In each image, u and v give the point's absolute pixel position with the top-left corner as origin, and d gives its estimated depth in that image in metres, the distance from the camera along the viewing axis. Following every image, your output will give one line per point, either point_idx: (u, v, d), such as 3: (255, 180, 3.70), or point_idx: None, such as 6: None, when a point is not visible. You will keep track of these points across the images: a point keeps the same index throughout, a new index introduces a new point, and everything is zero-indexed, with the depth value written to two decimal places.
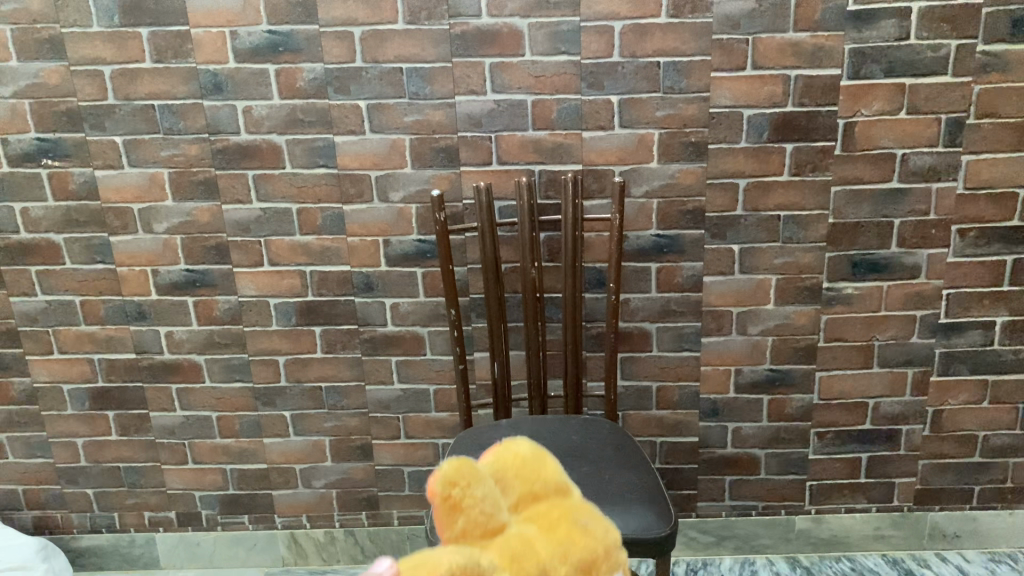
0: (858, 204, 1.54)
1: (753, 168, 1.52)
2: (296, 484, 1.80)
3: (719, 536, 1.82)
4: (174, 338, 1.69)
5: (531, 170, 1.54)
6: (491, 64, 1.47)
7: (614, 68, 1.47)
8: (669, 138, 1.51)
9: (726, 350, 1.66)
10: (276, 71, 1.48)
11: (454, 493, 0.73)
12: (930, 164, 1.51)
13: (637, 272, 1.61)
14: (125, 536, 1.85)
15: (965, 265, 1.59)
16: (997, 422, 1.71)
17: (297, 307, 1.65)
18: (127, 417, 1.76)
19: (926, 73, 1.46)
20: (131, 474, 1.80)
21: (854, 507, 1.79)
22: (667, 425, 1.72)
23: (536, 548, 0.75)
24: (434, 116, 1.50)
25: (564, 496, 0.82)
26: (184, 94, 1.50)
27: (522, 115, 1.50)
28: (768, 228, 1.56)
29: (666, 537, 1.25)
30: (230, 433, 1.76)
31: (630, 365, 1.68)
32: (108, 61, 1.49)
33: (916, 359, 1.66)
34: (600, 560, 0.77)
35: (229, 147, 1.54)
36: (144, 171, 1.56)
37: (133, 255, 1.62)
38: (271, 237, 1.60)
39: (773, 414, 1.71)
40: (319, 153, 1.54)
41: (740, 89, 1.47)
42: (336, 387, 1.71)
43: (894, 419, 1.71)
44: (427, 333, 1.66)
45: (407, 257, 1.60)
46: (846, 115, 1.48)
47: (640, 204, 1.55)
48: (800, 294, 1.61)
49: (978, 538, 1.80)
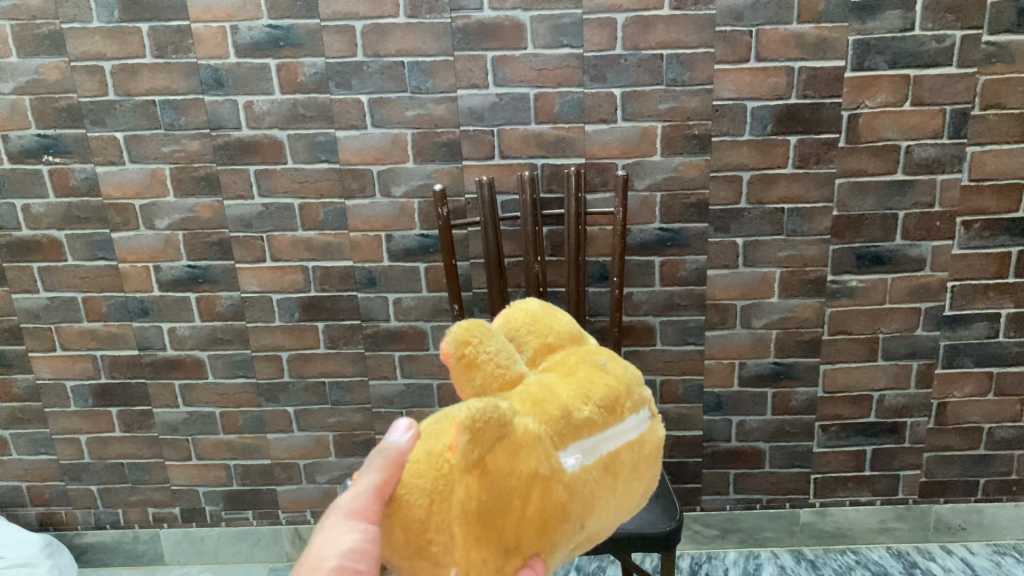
0: (862, 196, 1.53)
1: (757, 161, 1.52)
2: (300, 480, 1.80)
3: (724, 529, 1.82)
4: (177, 334, 1.69)
5: (533, 164, 1.53)
6: (493, 57, 1.46)
7: (616, 61, 1.46)
8: (672, 131, 1.50)
9: (730, 343, 1.65)
10: (277, 66, 1.48)
11: (466, 351, 0.55)
12: (935, 155, 1.51)
13: (640, 266, 1.60)
14: (130, 532, 1.85)
15: (970, 257, 1.58)
16: (1002, 414, 1.70)
17: (300, 303, 1.65)
18: (130, 413, 1.75)
19: (931, 65, 1.45)
20: (135, 470, 1.80)
21: (859, 500, 1.79)
22: (671, 419, 1.72)
23: (560, 391, 0.56)
24: (436, 110, 1.50)
25: (581, 345, 0.62)
26: (184, 89, 1.50)
27: (524, 108, 1.49)
28: (772, 221, 1.56)
29: (671, 531, 1.26)
30: (233, 429, 1.76)
31: (633, 359, 1.67)
32: (108, 56, 1.48)
33: (920, 352, 1.65)
34: (624, 395, 0.58)
35: (230, 142, 1.53)
36: (146, 167, 1.56)
37: (134, 251, 1.62)
38: (273, 232, 1.59)
39: (777, 407, 1.71)
40: (321, 148, 1.53)
41: (743, 81, 1.46)
42: (339, 382, 1.71)
43: (899, 412, 1.70)
44: (430, 329, 1.66)
45: (410, 252, 1.60)
46: (850, 107, 1.48)
47: (643, 198, 1.55)
48: (804, 287, 1.60)
49: (983, 530, 1.80)
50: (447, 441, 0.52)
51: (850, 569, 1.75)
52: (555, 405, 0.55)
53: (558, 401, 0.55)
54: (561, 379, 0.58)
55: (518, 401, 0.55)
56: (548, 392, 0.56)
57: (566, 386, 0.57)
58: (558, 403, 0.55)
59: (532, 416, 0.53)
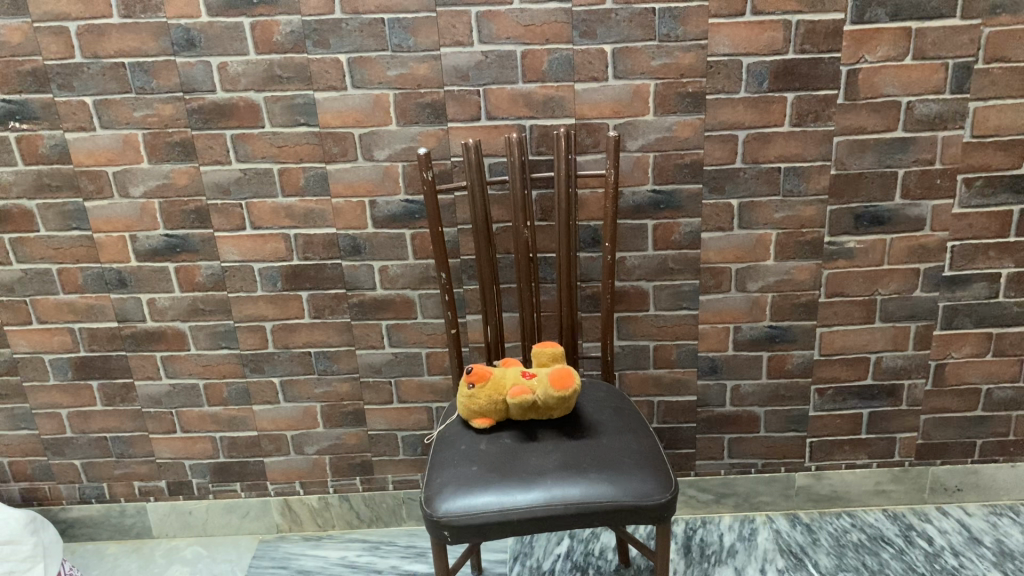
0: (861, 154, 1.49)
1: (753, 119, 1.46)
2: (288, 451, 1.77)
3: (718, 494, 1.80)
4: (157, 306, 1.64)
5: (521, 125, 1.48)
6: (478, 13, 1.40)
7: (607, 16, 1.40)
8: (665, 88, 1.44)
9: (725, 308, 1.62)
10: (251, 25, 1.41)
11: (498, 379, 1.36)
12: (937, 111, 1.45)
13: (632, 230, 1.55)
14: (116, 506, 1.82)
15: (971, 216, 1.54)
16: (1000, 375, 1.68)
17: (282, 272, 1.60)
18: (111, 387, 1.71)
19: (934, 16, 1.39)
20: (119, 444, 1.77)
21: (855, 462, 1.77)
22: (665, 384, 1.69)
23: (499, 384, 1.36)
24: (419, 69, 1.44)
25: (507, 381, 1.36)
26: (155, 50, 1.43)
27: (511, 66, 1.43)
28: (768, 181, 1.51)
29: (666, 503, 1.22)
30: (218, 401, 1.72)
31: (626, 325, 1.63)
32: (72, 16, 1.41)
33: (919, 314, 1.62)
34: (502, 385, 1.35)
35: (205, 106, 1.47)
36: (118, 133, 1.49)
37: (109, 221, 1.56)
38: (253, 199, 1.54)
39: (773, 371, 1.67)
40: (300, 111, 1.47)
41: (739, 36, 1.40)
42: (325, 352, 1.67)
43: (896, 374, 1.67)
44: (417, 296, 1.61)
45: (395, 219, 1.55)
46: (850, 62, 1.42)
47: (636, 158, 1.50)
48: (801, 249, 1.56)
49: (980, 490, 1.79)
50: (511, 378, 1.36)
51: (846, 532, 1.74)
52: (551, 393, 1.32)
53: (527, 385, 1.34)
54: (509, 417, 1.37)
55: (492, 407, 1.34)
56: (539, 380, 1.34)
57: (481, 404, 1.34)
58: (571, 393, 1.33)
59: (543, 385, 1.33)
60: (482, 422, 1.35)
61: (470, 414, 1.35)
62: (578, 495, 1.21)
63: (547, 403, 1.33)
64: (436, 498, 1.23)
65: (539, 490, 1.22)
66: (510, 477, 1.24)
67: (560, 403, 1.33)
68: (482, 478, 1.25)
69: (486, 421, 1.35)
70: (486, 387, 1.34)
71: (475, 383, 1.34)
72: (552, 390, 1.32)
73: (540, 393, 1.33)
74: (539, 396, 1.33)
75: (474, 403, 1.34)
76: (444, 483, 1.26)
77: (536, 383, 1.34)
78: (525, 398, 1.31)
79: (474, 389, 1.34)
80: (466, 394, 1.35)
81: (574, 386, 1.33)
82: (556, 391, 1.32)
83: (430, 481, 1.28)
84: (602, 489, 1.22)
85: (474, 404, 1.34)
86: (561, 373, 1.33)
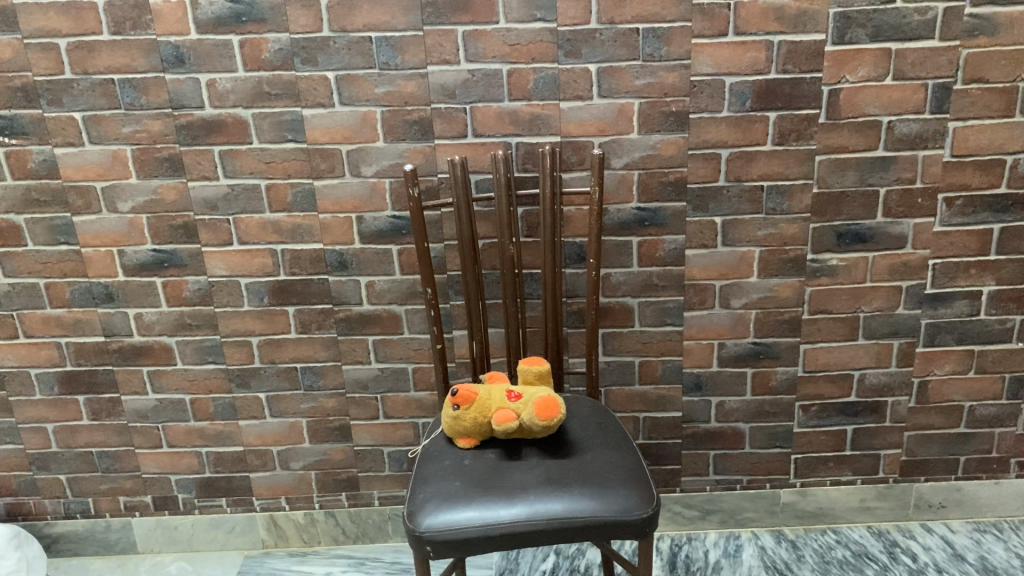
0: (843, 172, 1.50)
1: (736, 138, 1.48)
2: (274, 466, 1.77)
3: (704, 510, 1.81)
4: (144, 320, 1.64)
5: (507, 143, 1.49)
6: (465, 32, 1.41)
7: (591, 36, 1.41)
8: (649, 108, 1.46)
9: (710, 324, 1.63)
10: (239, 42, 1.42)
11: (485, 399, 1.35)
12: (917, 131, 1.47)
13: (618, 246, 1.57)
14: (101, 521, 1.82)
15: (952, 235, 1.55)
16: (983, 392, 1.69)
17: (269, 287, 1.60)
18: (98, 401, 1.71)
19: (913, 38, 1.41)
20: (104, 459, 1.76)
21: (839, 479, 1.77)
22: (650, 400, 1.70)
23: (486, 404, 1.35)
24: (406, 87, 1.45)
25: (493, 402, 1.35)
26: (144, 67, 1.44)
27: (496, 85, 1.45)
28: (751, 199, 1.53)
29: (649, 518, 1.23)
30: (204, 416, 1.72)
31: (612, 340, 1.64)
32: (63, 33, 1.42)
33: (901, 331, 1.63)
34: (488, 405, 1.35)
35: (194, 122, 1.48)
36: (106, 148, 1.50)
37: (97, 236, 1.57)
38: (240, 214, 1.55)
39: (757, 388, 1.68)
40: (288, 127, 1.48)
41: (722, 56, 1.42)
42: (312, 367, 1.67)
43: (880, 391, 1.69)
44: (404, 312, 1.62)
45: (382, 234, 1.56)
46: (831, 82, 1.44)
47: (620, 176, 1.51)
48: (785, 266, 1.58)
49: (963, 507, 1.80)
50: (498, 399, 1.35)
51: (831, 549, 1.74)
52: (536, 422, 1.31)
53: (512, 409, 1.33)
54: (493, 436, 1.38)
55: (476, 427, 1.34)
56: (525, 405, 1.33)
57: (466, 425, 1.34)
58: (557, 420, 1.33)
59: (529, 412, 1.32)
60: (466, 441, 1.36)
61: (455, 434, 1.36)
62: (561, 509, 1.22)
63: (531, 429, 1.33)
64: (419, 513, 1.24)
65: (522, 505, 1.22)
66: (493, 493, 1.25)
67: (544, 429, 1.33)
68: (465, 494, 1.25)
69: (470, 440, 1.36)
70: (472, 407, 1.34)
71: (460, 405, 1.33)
72: (537, 418, 1.31)
73: (525, 419, 1.32)
74: (524, 422, 1.33)
75: (459, 424, 1.34)
76: (428, 498, 1.26)
77: (521, 406, 1.33)
78: (510, 425, 1.31)
79: (460, 410, 1.34)
80: (451, 413, 1.35)
81: (560, 416, 1.33)
82: (541, 420, 1.31)
83: (414, 496, 1.28)
84: (584, 504, 1.22)
85: (458, 425, 1.34)
86: (547, 400, 1.32)
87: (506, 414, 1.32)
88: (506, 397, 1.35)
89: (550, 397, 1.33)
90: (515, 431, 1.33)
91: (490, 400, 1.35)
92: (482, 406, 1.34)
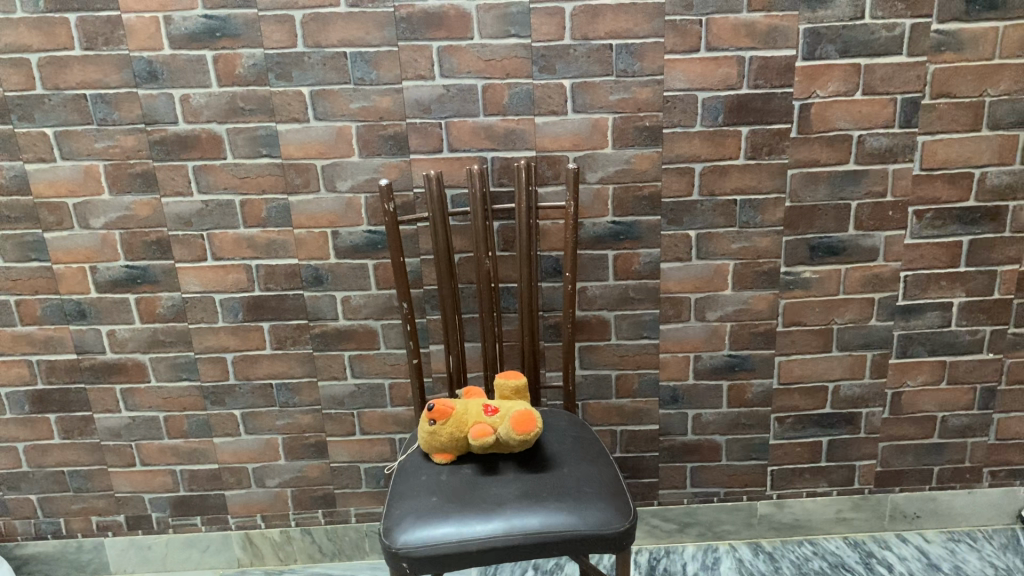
0: (815, 186, 1.52)
1: (709, 152, 1.49)
2: (249, 484, 1.75)
3: (682, 523, 1.81)
4: (117, 337, 1.62)
5: (482, 157, 1.50)
6: (439, 48, 1.42)
7: (566, 51, 1.42)
8: (623, 122, 1.47)
9: (686, 337, 1.64)
10: (213, 58, 1.42)
11: (462, 413, 1.35)
12: (887, 145, 1.50)
13: (594, 260, 1.57)
14: (72, 541, 1.79)
15: (923, 247, 1.57)
16: (955, 403, 1.71)
17: (243, 303, 1.59)
18: (69, 420, 1.69)
19: (882, 53, 1.43)
20: (76, 478, 1.74)
21: (816, 491, 1.78)
22: (627, 413, 1.70)
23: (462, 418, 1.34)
24: (381, 102, 1.45)
25: (469, 416, 1.35)
26: (117, 82, 1.44)
27: (472, 100, 1.46)
28: (725, 213, 1.54)
29: (626, 531, 1.23)
30: (178, 433, 1.70)
31: (588, 354, 1.65)
32: (35, 48, 1.41)
33: (874, 342, 1.65)
34: (464, 419, 1.34)
35: (168, 138, 1.47)
36: (78, 164, 1.49)
37: (69, 252, 1.55)
38: (214, 230, 1.54)
39: (733, 400, 1.69)
40: (262, 142, 1.48)
41: (694, 72, 1.44)
42: (287, 383, 1.66)
43: (854, 403, 1.70)
44: (380, 327, 1.62)
45: (357, 249, 1.55)
46: (802, 97, 1.46)
47: (596, 190, 1.52)
48: (758, 279, 1.59)
49: (938, 517, 1.81)
50: (475, 413, 1.35)
51: (808, 560, 1.75)
52: (512, 436, 1.31)
53: (489, 423, 1.33)
54: (470, 451, 1.37)
55: (453, 442, 1.34)
56: (501, 419, 1.33)
57: (442, 440, 1.34)
58: (533, 434, 1.33)
59: (505, 426, 1.32)
60: (443, 457, 1.35)
61: (431, 449, 1.35)
62: (538, 524, 1.21)
63: (508, 443, 1.33)
64: (395, 530, 1.23)
65: (499, 520, 1.22)
66: (470, 508, 1.24)
67: (521, 444, 1.33)
68: (442, 509, 1.25)
69: (447, 455, 1.35)
70: (448, 421, 1.33)
71: (436, 420, 1.33)
72: (514, 432, 1.31)
73: (502, 433, 1.32)
74: (501, 437, 1.32)
75: (436, 439, 1.34)
76: (404, 514, 1.25)
77: (498, 420, 1.33)
78: (487, 440, 1.31)
79: (436, 425, 1.33)
80: (427, 428, 1.34)
81: (536, 430, 1.33)
82: (517, 434, 1.31)
83: (391, 512, 1.28)
84: (561, 518, 1.22)
85: (435, 440, 1.34)
86: (523, 413, 1.32)
87: (482, 429, 1.32)
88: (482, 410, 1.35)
89: (527, 411, 1.33)
90: (491, 445, 1.33)
91: (467, 414, 1.35)
92: (459, 420, 1.34)
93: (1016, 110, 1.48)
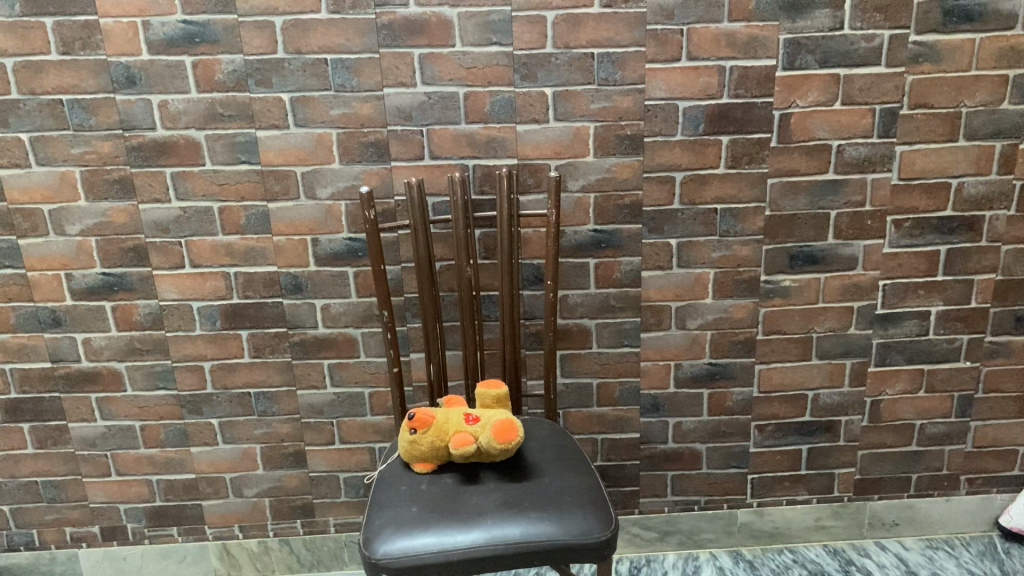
0: (794, 195, 1.53)
1: (689, 161, 1.50)
2: (226, 494, 1.73)
3: (663, 531, 1.81)
4: (92, 345, 1.60)
5: (464, 165, 1.49)
6: (421, 55, 1.41)
7: (547, 59, 1.42)
8: (604, 131, 1.47)
9: (666, 345, 1.64)
10: (192, 63, 1.41)
11: (442, 422, 1.33)
12: (866, 154, 1.51)
13: (575, 268, 1.57)
14: (45, 553, 1.76)
15: (901, 256, 1.58)
16: (933, 411, 1.72)
17: (221, 311, 1.58)
18: (43, 430, 1.66)
19: (861, 64, 1.45)
20: (50, 489, 1.71)
21: (795, 499, 1.79)
22: (608, 421, 1.70)
23: (442, 427, 1.33)
24: (361, 109, 1.45)
25: (450, 424, 1.33)
26: (93, 87, 1.42)
27: (453, 107, 1.45)
28: (705, 222, 1.54)
29: (607, 540, 1.23)
30: (155, 442, 1.68)
31: (569, 362, 1.65)
32: (10, 53, 1.39)
33: (853, 351, 1.66)
34: (444, 428, 1.33)
35: (145, 143, 1.46)
36: (54, 170, 1.47)
37: (44, 259, 1.53)
38: (192, 237, 1.52)
39: (713, 409, 1.70)
40: (240, 149, 1.47)
41: (675, 81, 1.44)
42: (265, 392, 1.65)
43: (833, 411, 1.71)
44: (360, 335, 1.61)
45: (338, 256, 1.54)
46: (782, 107, 1.47)
47: (577, 199, 1.52)
48: (738, 287, 1.59)
49: (916, 524, 1.82)
50: (455, 421, 1.34)
51: (788, 568, 1.76)
52: (493, 446, 1.31)
53: (470, 431, 1.32)
54: (451, 460, 1.36)
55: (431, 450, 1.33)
56: (482, 429, 1.32)
57: (423, 449, 1.32)
58: (515, 444, 1.32)
59: (487, 435, 1.31)
60: (423, 466, 1.34)
61: (412, 459, 1.34)
62: (519, 534, 1.21)
63: (489, 452, 1.32)
64: (375, 540, 1.22)
65: (480, 529, 1.21)
66: (451, 517, 1.23)
67: (502, 453, 1.32)
68: (423, 519, 1.24)
69: (427, 464, 1.34)
70: (428, 430, 1.32)
71: (417, 429, 1.32)
72: (495, 442, 1.30)
73: (483, 443, 1.31)
74: (482, 446, 1.32)
75: (417, 448, 1.33)
76: (384, 524, 1.24)
77: (478, 430, 1.32)
78: (468, 449, 1.30)
79: (416, 434, 1.32)
80: (408, 437, 1.33)
81: (518, 440, 1.32)
82: (498, 443, 1.30)
83: (370, 522, 1.26)
84: (543, 527, 1.22)
85: (415, 449, 1.33)
86: (504, 423, 1.31)
87: (462, 439, 1.31)
88: (462, 419, 1.34)
89: (508, 420, 1.32)
90: (472, 455, 1.32)
91: (448, 422, 1.33)
92: (439, 429, 1.33)
93: (992, 121, 1.50)
